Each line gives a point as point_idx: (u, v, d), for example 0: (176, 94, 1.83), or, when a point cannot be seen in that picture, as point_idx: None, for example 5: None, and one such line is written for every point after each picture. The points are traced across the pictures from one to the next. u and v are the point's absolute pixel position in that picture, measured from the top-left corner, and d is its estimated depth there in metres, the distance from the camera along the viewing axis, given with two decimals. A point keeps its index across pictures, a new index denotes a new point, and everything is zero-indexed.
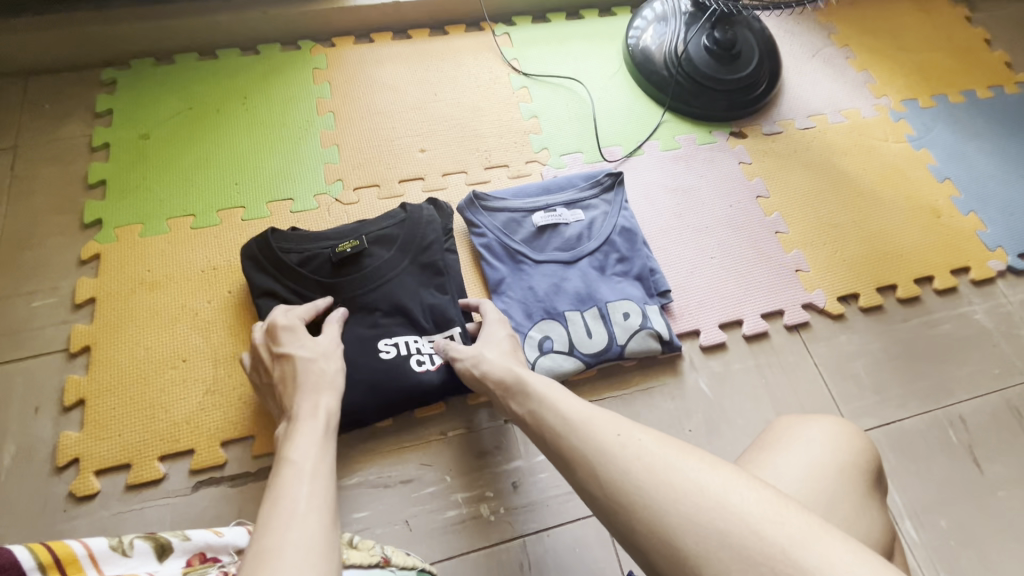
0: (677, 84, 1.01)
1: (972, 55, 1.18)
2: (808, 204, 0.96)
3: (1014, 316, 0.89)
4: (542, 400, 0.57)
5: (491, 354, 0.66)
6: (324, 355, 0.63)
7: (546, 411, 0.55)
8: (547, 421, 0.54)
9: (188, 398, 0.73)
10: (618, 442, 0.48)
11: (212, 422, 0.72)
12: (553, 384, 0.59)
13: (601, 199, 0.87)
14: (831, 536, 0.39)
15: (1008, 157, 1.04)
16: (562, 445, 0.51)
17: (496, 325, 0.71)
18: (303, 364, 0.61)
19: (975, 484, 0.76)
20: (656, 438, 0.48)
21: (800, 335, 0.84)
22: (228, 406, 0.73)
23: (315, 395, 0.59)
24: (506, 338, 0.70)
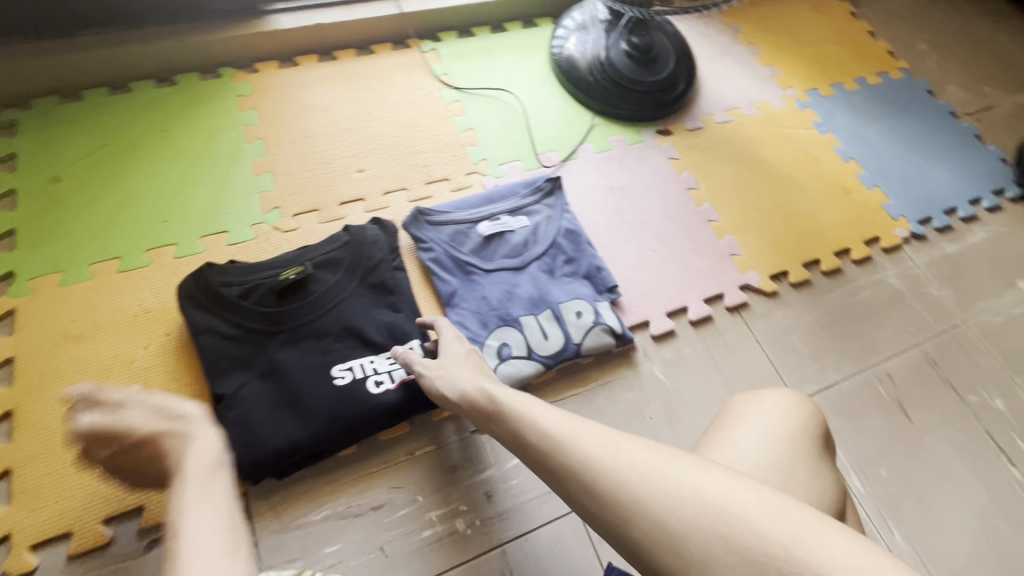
0: (603, 88, 1.06)
1: (860, 46, 1.31)
2: (734, 192, 1.02)
3: (922, 277, 0.99)
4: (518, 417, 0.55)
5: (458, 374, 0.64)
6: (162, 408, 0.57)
7: (524, 427, 0.53)
8: (528, 440, 0.52)
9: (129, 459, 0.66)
10: (607, 455, 0.48)
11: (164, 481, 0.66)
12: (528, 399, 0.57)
13: (543, 204, 0.90)
14: (828, 527, 0.42)
15: (900, 135, 1.16)
16: (548, 464, 0.50)
17: (459, 342, 0.69)
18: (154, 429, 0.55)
19: (907, 433, 0.83)
20: (646, 446, 0.48)
21: (740, 315, 0.89)
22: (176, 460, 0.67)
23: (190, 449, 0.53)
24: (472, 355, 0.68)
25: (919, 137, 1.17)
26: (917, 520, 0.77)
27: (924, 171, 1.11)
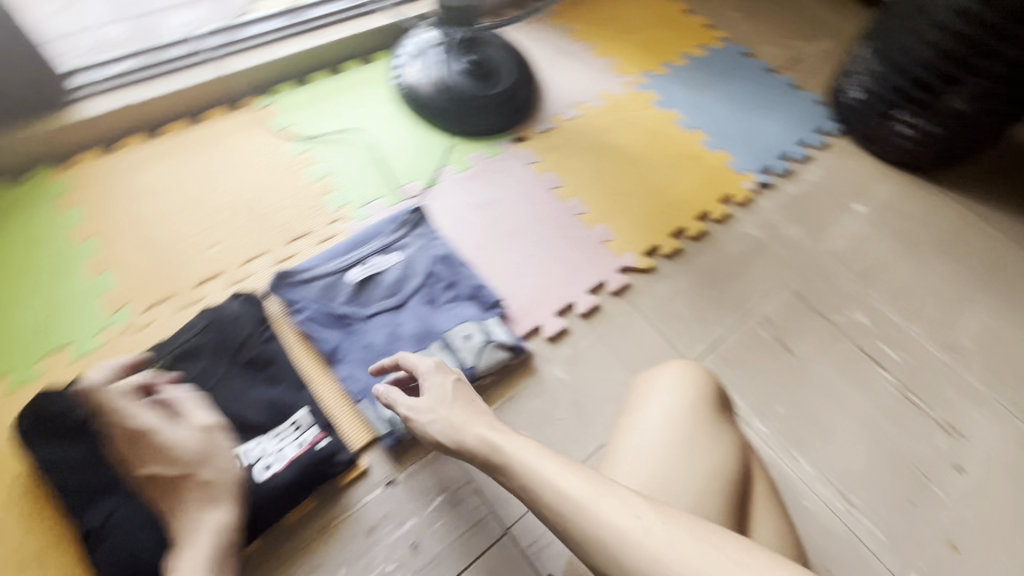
0: (450, 109, 1.07)
1: (680, 23, 1.41)
2: (596, 182, 1.06)
3: (776, 221, 1.07)
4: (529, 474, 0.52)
5: (454, 417, 0.61)
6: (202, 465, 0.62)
7: (538, 489, 0.51)
8: (544, 499, 0.49)
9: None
10: (638, 527, 0.45)
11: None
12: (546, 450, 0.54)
13: (412, 236, 0.88)
14: None
15: (730, 98, 1.26)
16: (565, 529, 0.48)
17: (438, 378, 0.67)
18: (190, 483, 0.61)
19: (792, 367, 0.90)
20: (685, 524, 0.45)
21: (625, 297, 0.93)
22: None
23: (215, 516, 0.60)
24: (460, 392, 0.65)
25: (747, 96, 1.28)
26: (817, 444, 0.83)
27: (757, 126, 1.22)
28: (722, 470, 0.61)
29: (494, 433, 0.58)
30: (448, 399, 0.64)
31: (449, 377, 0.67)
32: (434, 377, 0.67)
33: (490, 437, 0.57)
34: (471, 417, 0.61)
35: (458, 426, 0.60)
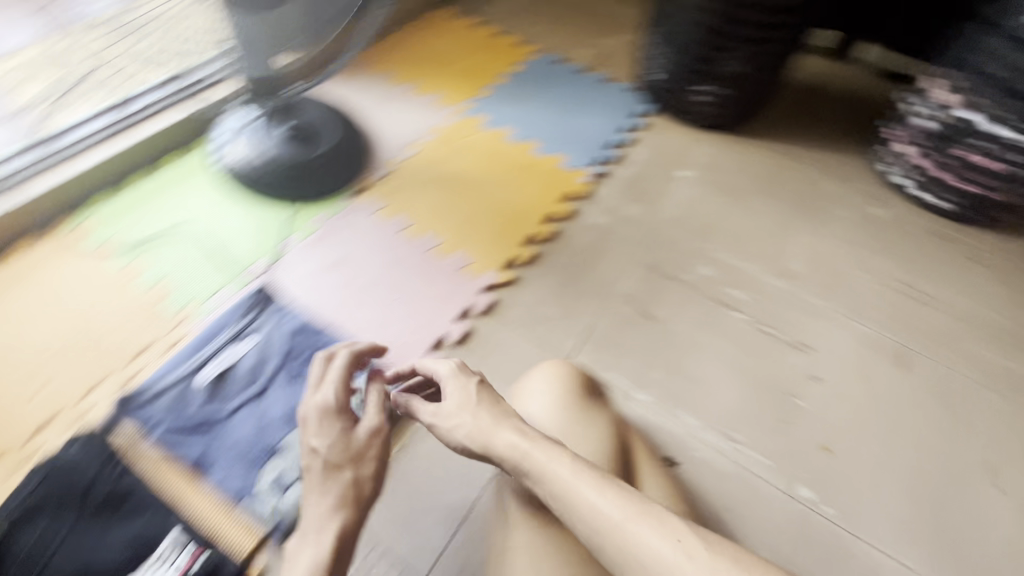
0: (279, 181, 1.05)
1: (492, 47, 1.50)
2: (443, 213, 1.09)
3: (617, 204, 1.15)
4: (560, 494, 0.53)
5: (477, 423, 0.61)
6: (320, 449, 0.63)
7: (572, 507, 0.52)
8: (579, 519, 0.51)
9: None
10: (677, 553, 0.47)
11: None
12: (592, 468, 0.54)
13: (261, 318, 0.87)
14: None
15: (552, 104, 1.35)
16: (597, 550, 0.50)
17: (461, 382, 0.66)
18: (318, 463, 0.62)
19: (659, 333, 0.97)
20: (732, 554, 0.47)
21: (494, 315, 0.95)
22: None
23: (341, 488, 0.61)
24: (482, 393, 0.64)
25: (566, 98, 1.37)
26: (695, 397, 0.90)
27: (581, 123, 1.31)
28: (597, 455, 0.64)
29: (526, 437, 0.58)
30: (472, 399, 0.64)
31: (470, 379, 0.66)
32: (451, 385, 0.66)
33: (534, 445, 0.57)
34: (492, 421, 0.61)
35: (483, 431, 0.60)
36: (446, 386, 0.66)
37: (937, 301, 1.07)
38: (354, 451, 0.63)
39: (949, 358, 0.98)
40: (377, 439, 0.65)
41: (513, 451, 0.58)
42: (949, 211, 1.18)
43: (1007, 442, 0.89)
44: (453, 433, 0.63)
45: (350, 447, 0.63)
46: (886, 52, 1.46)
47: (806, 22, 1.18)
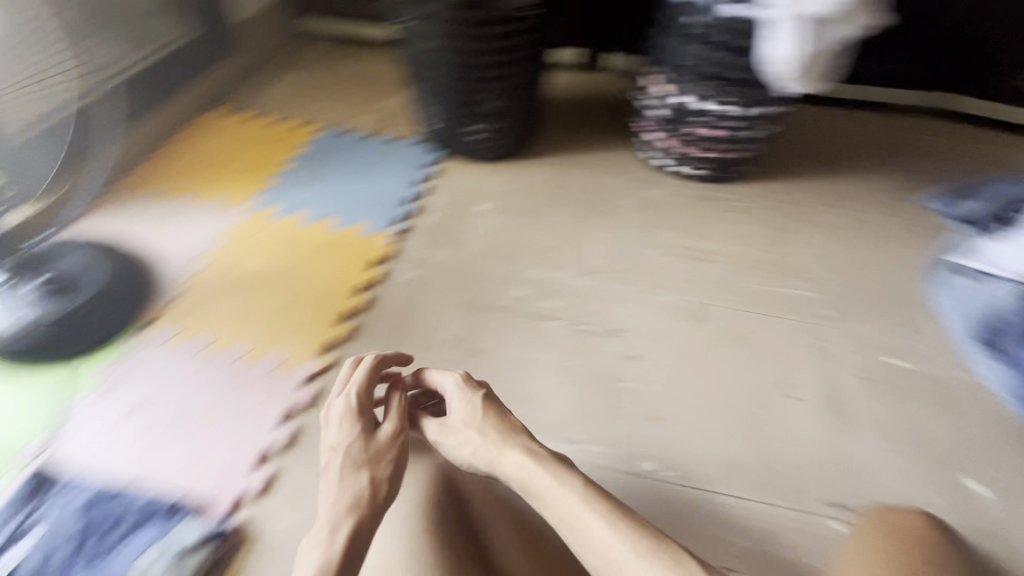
0: (37, 336, 0.96)
1: (272, 136, 1.49)
2: (245, 317, 1.04)
3: (424, 255, 1.19)
4: (558, 509, 0.69)
5: (483, 441, 0.76)
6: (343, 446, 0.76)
7: (583, 536, 0.66)
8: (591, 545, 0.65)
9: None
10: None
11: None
12: (583, 486, 0.69)
13: (41, 506, 0.80)
14: None
15: (342, 177, 1.37)
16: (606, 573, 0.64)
17: (468, 398, 0.80)
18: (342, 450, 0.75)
19: (487, 366, 1.00)
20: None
21: (319, 405, 0.92)
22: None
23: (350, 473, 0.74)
24: (486, 410, 0.79)
25: (355, 168, 1.40)
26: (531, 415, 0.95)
27: (375, 188, 1.34)
28: None
29: (529, 455, 0.73)
30: (481, 416, 0.78)
31: (474, 395, 0.80)
32: (462, 403, 0.80)
33: (539, 464, 0.72)
34: (494, 440, 0.76)
35: (490, 445, 0.75)
36: (455, 406, 0.80)
37: (715, 254, 1.22)
38: (379, 457, 0.75)
39: (734, 300, 1.13)
40: (392, 446, 0.76)
41: (520, 467, 0.73)
42: (707, 174, 1.37)
43: (793, 355, 1.04)
44: (465, 444, 0.77)
45: (376, 453, 0.75)
46: (629, 58, 1.64)
47: (540, 48, 1.30)
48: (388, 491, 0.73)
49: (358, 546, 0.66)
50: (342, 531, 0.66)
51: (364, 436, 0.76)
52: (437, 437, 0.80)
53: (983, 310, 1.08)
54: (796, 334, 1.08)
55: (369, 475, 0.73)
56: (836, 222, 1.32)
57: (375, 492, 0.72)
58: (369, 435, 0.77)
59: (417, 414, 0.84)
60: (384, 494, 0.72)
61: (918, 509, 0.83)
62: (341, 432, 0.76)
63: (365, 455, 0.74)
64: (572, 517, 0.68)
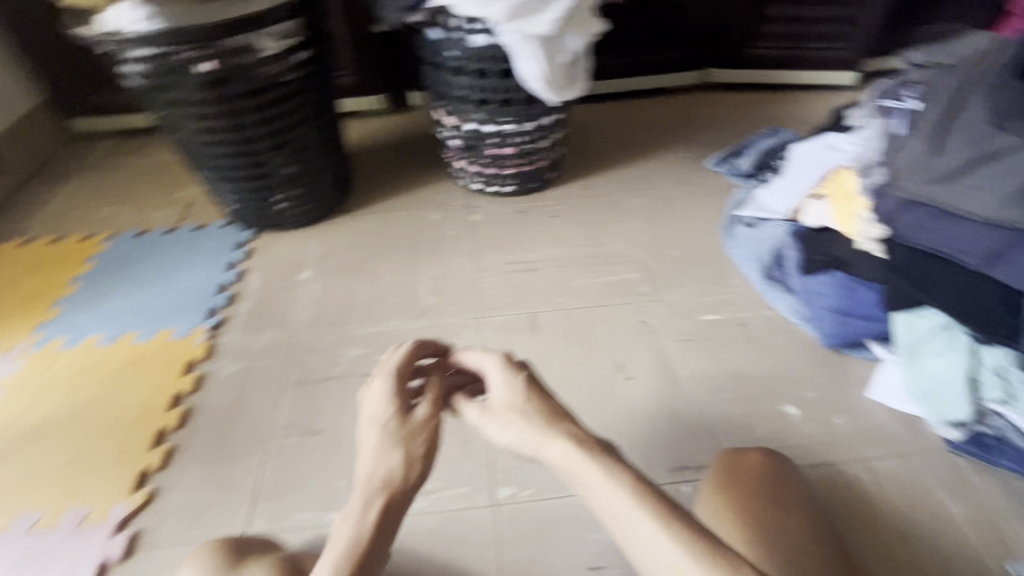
0: None
1: (50, 256, 1.33)
2: (37, 476, 0.91)
3: (247, 343, 1.11)
4: (618, 517, 0.50)
5: (524, 426, 0.56)
6: (378, 437, 0.58)
7: (635, 543, 0.49)
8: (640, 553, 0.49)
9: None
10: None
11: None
12: (641, 497, 0.50)
13: None
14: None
15: (141, 282, 1.25)
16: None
17: (515, 377, 0.60)
18: (379, 439, 0.57)
19: (327, 441, 0.93)
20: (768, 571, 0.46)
21: (137, 550, 0.82)
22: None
23: (384, 461, 0.56)
24: (532, 391, 0.59)
25: (156, 267, 1.28)
26: None
27: (181, 284, 1.24)
28: None
29: (580, 446, 0.53)
30: (530, 395, 0.59)
31: (518, 374, 0.61)
32: (510, 381, 0.60)
33: (601, 457, 0.52)
34: (538, 428, 0.56)
35: (531, 436, 0.55)
36: (496, 383, 0.61)
37: (539, 261, 1.28)
38: (414, 435, 0.58)
39: (563, 300, 1.18)
40: (426, 430, 0.59)
41: (569, 463, 0.53)
42: (516, 188, 1.43)
43: (624, 338, 1.10)
44: (512, 428, 0.57)
45: (409, 432, 0.58)
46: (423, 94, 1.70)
47: (323, 105, 1.28)
48: (426, 470, 0.57)
49: (384, 534, 0.53)
50: (369, 512, 0.53)
51: (392, 417, 0.59)
52: (478, 420, 0.60)
53: (766, 249, 1.21)
54: (624, 314, 1.15)
55: (400, 460, 0.56)
56: (640, 202, 1.44)
57: (404, 478, 0.56)
58: (402, 415, 0.60)
59: (453, 396, 0.65)
60: (416, 478, 0.56)
61: (764, 449, 0.86)
62: (375, 409, 0.60)
63: (394, 438, 0.57)
64: (632, 530, 0.49)
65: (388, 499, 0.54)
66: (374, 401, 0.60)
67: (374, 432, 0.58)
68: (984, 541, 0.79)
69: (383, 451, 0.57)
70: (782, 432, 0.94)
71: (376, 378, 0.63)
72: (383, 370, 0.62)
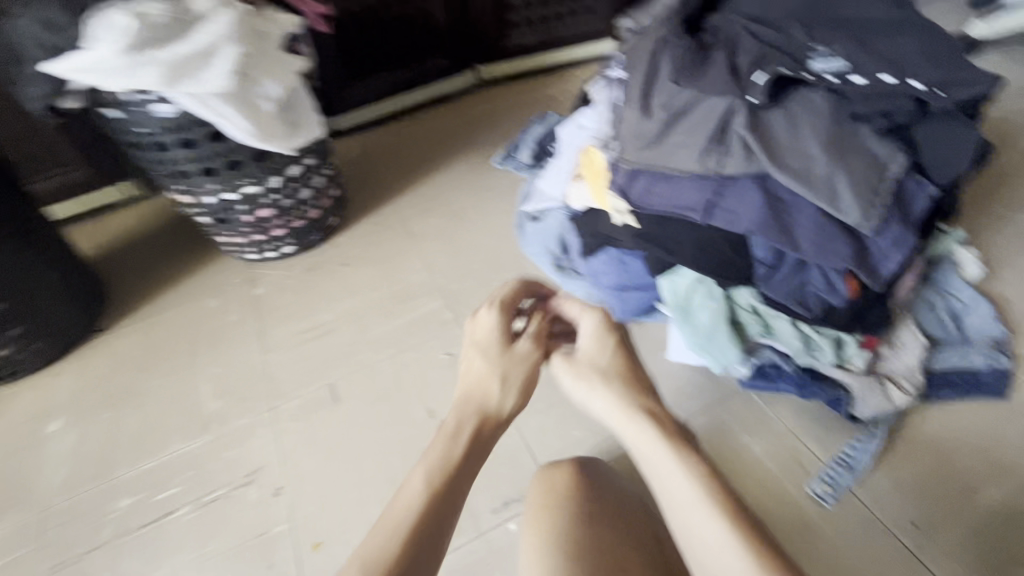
0: None
1: None
2: None
3: None
4: (675, 500, 0.50)
5: (603, 395, 0.59)
6: (492, 365, 0.60)
7: (690, 539, 0.47)
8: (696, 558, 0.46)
9: (373, 536, 0.46)
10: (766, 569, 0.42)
11: (432, 543, 0.47)
12: (706, 486, 0.49)
13: None
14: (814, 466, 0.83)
15: None
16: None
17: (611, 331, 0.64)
18: (490, 364, 0.60)
19: None
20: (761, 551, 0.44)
21: None
22: (456, 504, 0.50)
23: (490, 390, 0.59)
24: (622, 352, 0.62)
25: None
26: None
27: None
28: None
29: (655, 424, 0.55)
30: (623, 357, 0.62)
31: (609, 334, 0.63)
32: (607, 335, 0.63)
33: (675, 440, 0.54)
34: (619, 395, 0.58)
35: (618, 410, 0.57)
36: (588, 328, 0.64)
37: (335, 320, 1.17)
38: (515, 363, 0.61)
39: (363, 357, 1.08)
40: (524, 363, 0.61)
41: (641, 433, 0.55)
42: (296, 246, 1.29)
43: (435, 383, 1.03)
44: (596, 387, 0.60)
45: (512, 362, 0.61)
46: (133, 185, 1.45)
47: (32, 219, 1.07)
48: (519, 405, 0.60)
49: (476, 454, 0.55)
50: (461, 434, 0.55)
51: (496, 344, 0.62)
52: (571, 357, 0.63)
53: (555, 239, 1.18)
54: (429, 352, 1.08)
55: (496, 383, 0.59)
56: (435, 223, 1.37)
57: (501, 407, 0.59)
58: (506, 344, 0.62)
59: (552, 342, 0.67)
60: (507, 413, 0.59)
61: (574, 458, 0.81)
62: (487, 333, 0.63)
63: (493, 362, 0.61)
64: (692, 520, 0.48)
65: (482, 420, 0.57)
66: (497, 332, 0.63)
67: (484, 362, 0.61)
68: (784, 470, 0.83)
69: (491, 379, 0.59)
70: (593, 427, 0.92)
71: (493, 310, 0.64)
72: (496, 305, 0.65)
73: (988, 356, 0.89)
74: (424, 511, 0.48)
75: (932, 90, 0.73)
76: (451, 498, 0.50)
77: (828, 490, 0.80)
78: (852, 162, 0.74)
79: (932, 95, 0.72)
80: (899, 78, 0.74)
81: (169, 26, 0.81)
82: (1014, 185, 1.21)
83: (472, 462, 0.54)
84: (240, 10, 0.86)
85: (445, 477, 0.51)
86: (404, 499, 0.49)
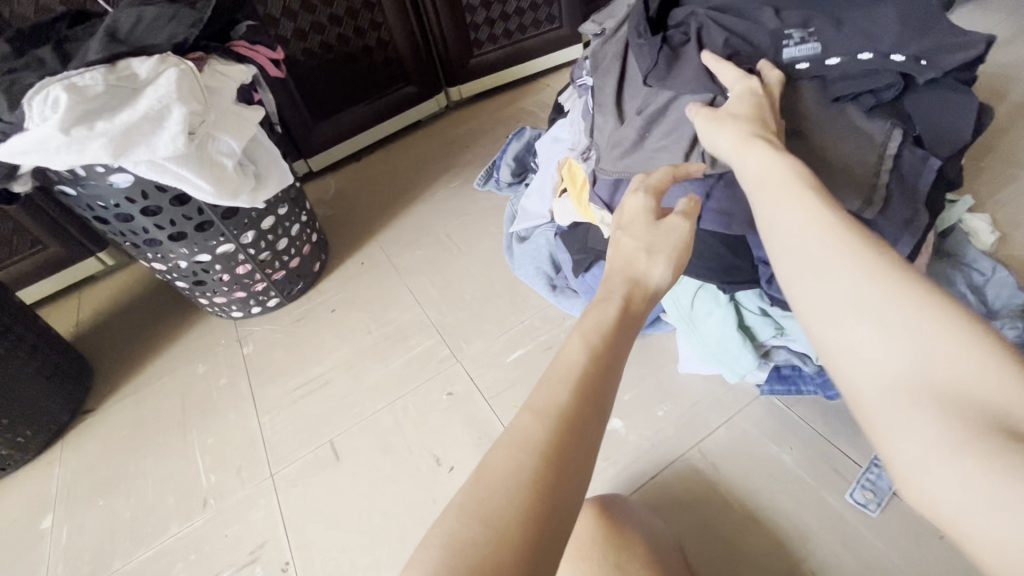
0: None
1: None
2: None
3: None
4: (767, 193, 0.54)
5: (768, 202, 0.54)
6: (638, 240, 0.54)
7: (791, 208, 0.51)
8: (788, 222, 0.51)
9: (521, 420, 0.40)
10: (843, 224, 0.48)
11: (590, 436, 0.40)
12: (797, 183, 0.53)
13: None
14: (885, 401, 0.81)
15: None
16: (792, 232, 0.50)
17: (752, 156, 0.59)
18: (633, 246, 0.54)
19: None
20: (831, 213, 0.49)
21: None
22: (612, 382, 0.43)
23: (638, 271, 0.52)
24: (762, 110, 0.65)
25: None
26: None
27: None
28: None
29: (776, 164, 0.56)
30: (760, 116, 0.64)
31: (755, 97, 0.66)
32: (748, 99, 0.66)
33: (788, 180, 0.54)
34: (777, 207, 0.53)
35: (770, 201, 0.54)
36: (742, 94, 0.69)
37: (328, 371, 1.12)
38: (664, 234, 0.54)
39: (361, 407, 1.03)
40: (672, 235, 0.54)
41: (766, 174, 0.56)
42: (281, 298, 1.25)
43: (440, 426, 0.97)
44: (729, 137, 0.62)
45: (659, 233, 0.55)
46: (115, 250, 1.45)
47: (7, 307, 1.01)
48: (671, 278, 0.53)
49: (626, 327, 0.48)
50: (609, 307, 0.49)
51: (642, 220, 0.56)
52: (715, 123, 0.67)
53: (545, 257, 1.13)
54: (429, 393, 1.03)
55: (643, 255, 0.53)
56: (421, 255, 1.32)
57: (649, 277, 0.52)
58: (657, 220, 0.56)
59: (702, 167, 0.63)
60: (656, 284, 0.52)
61: (598, 498, 0.73)
62: (637, 212, 0.58)
63: (638, 239, 0.54)
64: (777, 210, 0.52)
65: (628, 293, 0.50)
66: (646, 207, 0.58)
67: (621, 250, 0.55)
68: (819, 478, 0.78)
69: (642, 259, 0.53)
70: (611, 457, 0.86)
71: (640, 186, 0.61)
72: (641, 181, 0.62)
73: (1021, 329, 0.82)
74: (577, 389, 0.41)
75: (915, 61, 0.68)
76: (600, 404, 0.41)
77: (871, 497, 0.74)
78: (844, 145, 0.71)
79: (916, 66, 0.68)
80: (877, 54, 0.70)
81: (110, 93, 0.77)
82: (1012, 141, 1.16)
83: (623, 335, 0.47)
84: (185, 66, 0.82)
85: (596, 357, 0.44)
86: (555, 377, 0.43)
